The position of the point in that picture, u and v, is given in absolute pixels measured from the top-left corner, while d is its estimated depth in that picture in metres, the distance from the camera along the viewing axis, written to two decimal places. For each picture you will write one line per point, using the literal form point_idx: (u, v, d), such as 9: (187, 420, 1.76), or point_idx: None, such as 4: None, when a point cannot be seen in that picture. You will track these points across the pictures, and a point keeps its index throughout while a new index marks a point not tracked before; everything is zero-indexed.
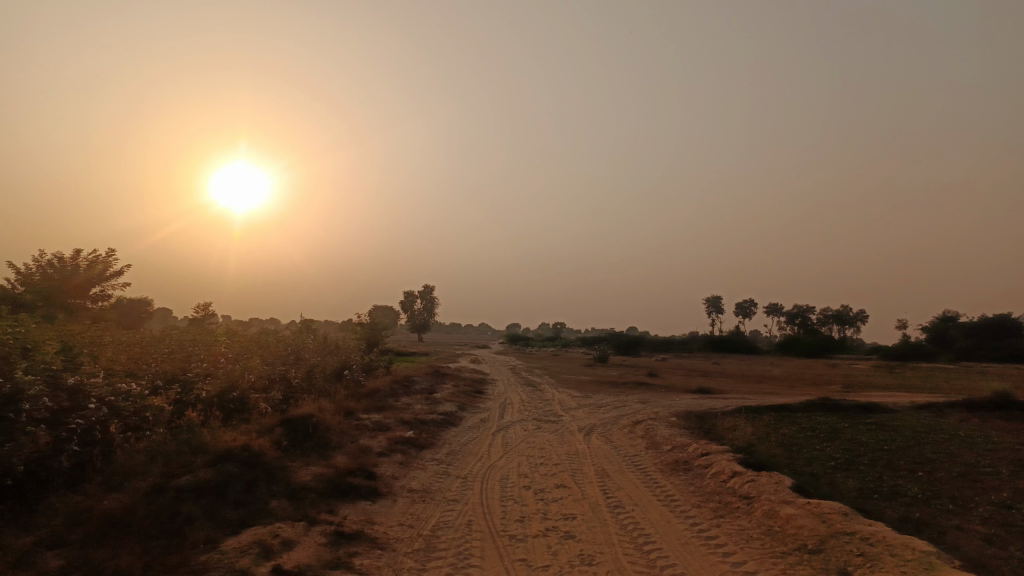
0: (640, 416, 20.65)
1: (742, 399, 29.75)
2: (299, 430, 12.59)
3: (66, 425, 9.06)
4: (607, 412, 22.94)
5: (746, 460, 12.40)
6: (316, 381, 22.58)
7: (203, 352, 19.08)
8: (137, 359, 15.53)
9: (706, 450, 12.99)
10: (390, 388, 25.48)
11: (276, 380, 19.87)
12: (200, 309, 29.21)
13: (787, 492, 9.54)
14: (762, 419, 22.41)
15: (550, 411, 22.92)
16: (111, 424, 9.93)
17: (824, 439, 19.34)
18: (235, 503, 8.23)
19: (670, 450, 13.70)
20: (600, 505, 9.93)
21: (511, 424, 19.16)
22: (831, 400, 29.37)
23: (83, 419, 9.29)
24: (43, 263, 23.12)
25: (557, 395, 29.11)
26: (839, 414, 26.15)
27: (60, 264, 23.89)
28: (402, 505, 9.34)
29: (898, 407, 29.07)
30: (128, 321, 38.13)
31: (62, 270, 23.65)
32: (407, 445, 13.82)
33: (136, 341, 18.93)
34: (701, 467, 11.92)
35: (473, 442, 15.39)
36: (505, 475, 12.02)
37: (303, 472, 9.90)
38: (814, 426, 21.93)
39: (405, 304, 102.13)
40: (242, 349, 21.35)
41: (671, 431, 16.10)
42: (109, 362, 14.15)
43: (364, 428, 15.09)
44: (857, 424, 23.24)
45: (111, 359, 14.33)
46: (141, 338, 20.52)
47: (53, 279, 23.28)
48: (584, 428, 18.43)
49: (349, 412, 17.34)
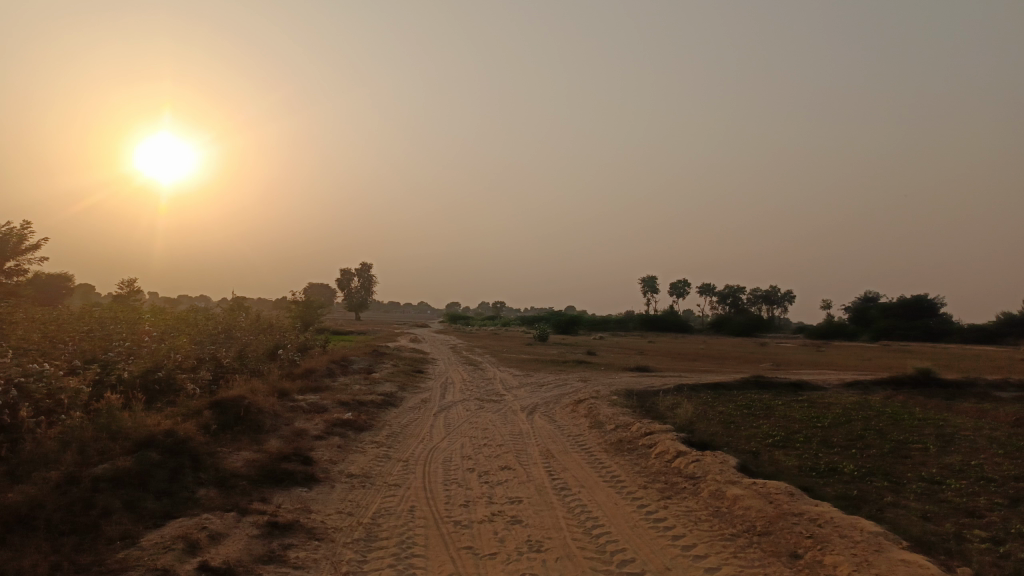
0: (582, 395, 20.61)
1: (679, 377, 30.21)
2: (229, 412, 11.96)
3: None
4: (549, 391, 22.87)
5: (689, 439, 12.40)
6: (249, 361, 21.73)
7: (126, 331, 18.04)
8: (52, 338, 14.52)
9: (650, 429, 12.95)
10: (327, 368, 24.78)
11: (205, 360, 19.00)
12: (124, 285, 27.80)
13: (732, 472, 9.52)
14: (700, 397, 22.72)
15: (491, 390, 22.69)
16: (20, 408, 9.14)
17: (761, 417, 19.71)
18: (158, 493, 7.64)
19: (613, 429, 13.63)
20: (546, 487, 9.72)
21: (452, 404, 18.82)
22: (764, 378, 30.08)
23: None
24: None
25: (497, 374, 28.96)
26: (773, 391, 26.80)
27: None
28: (341, 491, 8.92)
29: (827, 385, 30.01)
30: (45, 298, 36.13)
31: None
32: (345, 427, 13.34)
33: (52, 318, 17.74)
34: (646, 447, 11.85)
35: (414, 423, 15.00)
36: (448, 457, 11.70)
37: (233, 459, 9.34)
38: (750, 404, 22.35)
39: (342, 282, 100.30)
40: (168, 327, 20.31)
41: (613, 410, 16.06)
42: (20, 341, 13.14)
43: (299, 410, 14.51)
44: (790, 402, 23.85)
45: (22, 338, 13.33)
46: (57, 315, 19.25)
47: None
48: (526, 408, 18.26)
49: (284, 393, 16.69)
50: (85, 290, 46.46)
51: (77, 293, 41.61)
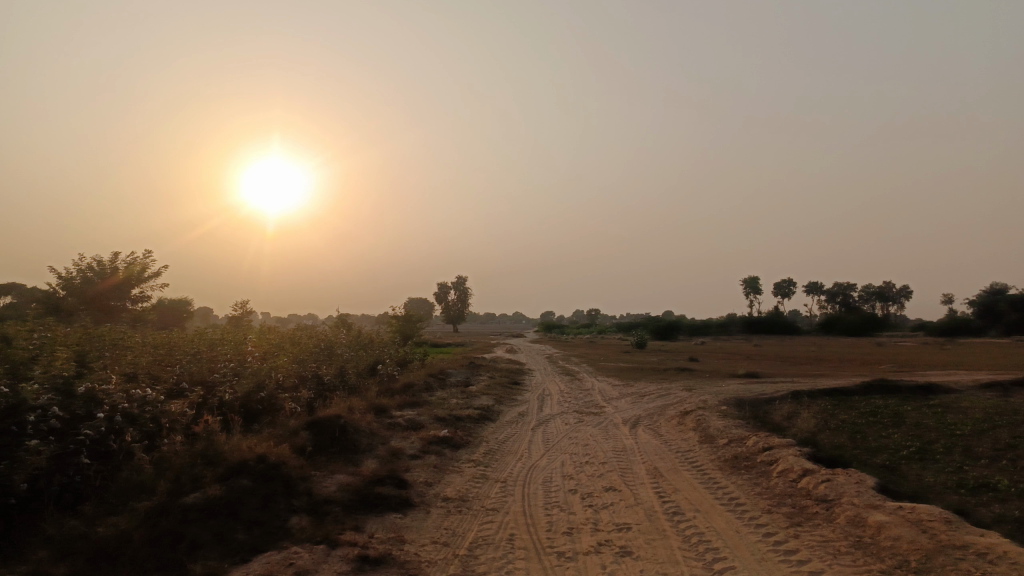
0: (688, 405, 19.47)
1: (793, 382, 28.38)
2: (325, 432, 11.75)
3: (74, 437, 8.37)
4: (652, 401, 21.80)
5: (814, 454, 11.20)
6: (349, 378, 21.85)
7: (232, 351, 18.43)
8: (162, 360, 14.90)
9: (768, 444, 11.83)
10: (424, 382, 24.66)
11: (306, 378, 19.17)
12: (237, 307, 28.85)
13: (871, 495, 8.39)
14: (818, 404, 21.04)
15: (591, 402, 21.81)
16: (124, 433, 9.21)
17: (890, 425, 17.94)
18: (249, 523, 7.37)
19: (726, 444, 12.58)
20: (657, 512, 8.87)
21: (551, 417, 18.10)
22: (886, 381, 27.71)
23: (90, 430, 8.55)
24: (83, 266, 22.85)
25: (597, 384, 28.07)
26: (899, 396, 24.62)
27: (100, 267, 23.58)
28: (436, 518, 8.41)
29: (961, 387, 27.32)
30: (167, 322, 38.20)
31: (102, 272, 23.34)
32: (441, 445, 12.92)
33: (166, 341, 18.36)
34: (765, 465, 10.76)
35: (513, 439, 14.43)
36: (548, 478, 11.02)
37: (326, 483, 9.01)
38: (875, 411, 20.49)
39: (440, 296, 101.97)
40: (272, 347, 20.67)
41: (725, 422, 14.91)
42: (131, 366, 13.48)
43: (396, 428, 14.22)
44: (921, 407, 21.76)
45: (133, 361, 13.71)
46: (171, 337, 19.94)
47: (92, 282, 23.01)
48: (629, 420, 17.33)
49: (381, 410, 16.52)
50: (204, 312, 48.97)
51: (196, 316, 43.86)
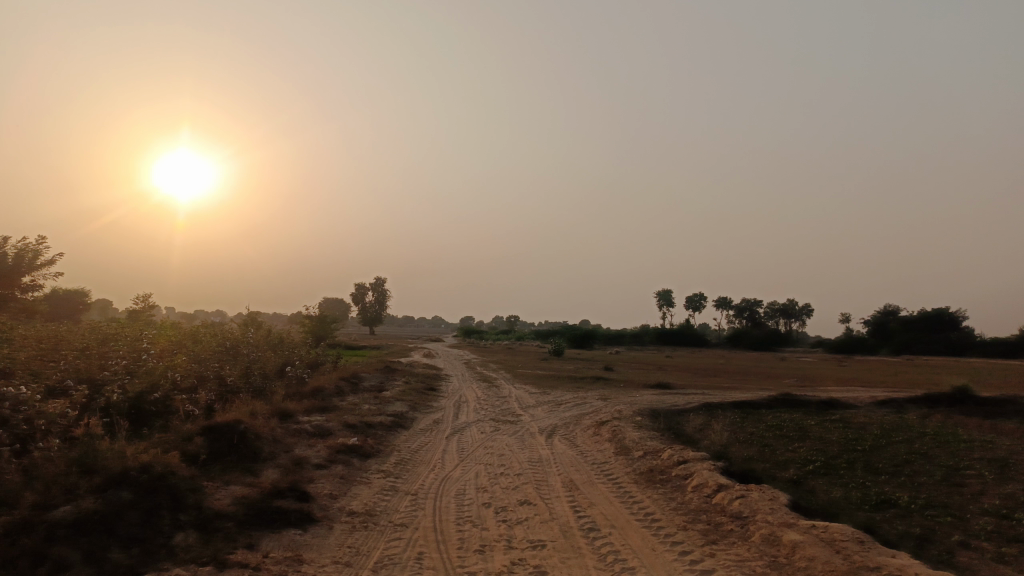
0: (604, 415, 19.42)
1: (703, 394, 28.96)
2: (222, 439, 10.94)
3: None
4: (567, 410, 21.69)
5: (727, 469, 11.22)
6: (255, 379, 20.78)
7: (126, 348, 17.15)
8: (44, 355, 13.63)
9: (683, 457, 11.80)
10: (335, 386, 23.78)
11: (207, 379, 18.04)
12: (138, 300, 27.13)
13: (785, 513, 8.38)
14: (728, 417, 21.45)
15: (507, 410, 21.52)
16: None
17: (795, 439, 18.41)
18: (128, 540, 6.61)
19: (641, 457, 12.48)
20: (573, 528, 8.59)
21: (466, 425, 17.66)
22: (791, 396, 28.66)
23: None
24: None
25: (513, 391, 27.85)
26: (803, 410, 25.49)
27: None
28: (339, 535, 7.84)
29: (859, 403, 28.52)
30: (60, 313, 35.65)
31: None
32: (349, 454, 12.28)
33: (52, 334, 16.90)
34: (680, 479, 10.69)
35: (425, 449, 13.91)
36: (461, 490, 10.59)
37: (220, 495, 8.29)
38: (781, 424, 21.05)
39: (356, 297, 99.89)
40: (172, 344, 19.40)
41: (640, 434, 14.86)
42: (7, 360, 12.23)
43: (302, 435, 13.47)
44: (823, 422, 22.53)
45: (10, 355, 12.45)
46: (59, 330, 18.39)
47: None
48: (545, 430, 17.10)
49: (287, 415, 15.68)
50: (102, 304, 46.07)
51: (94, 308, 41.17)
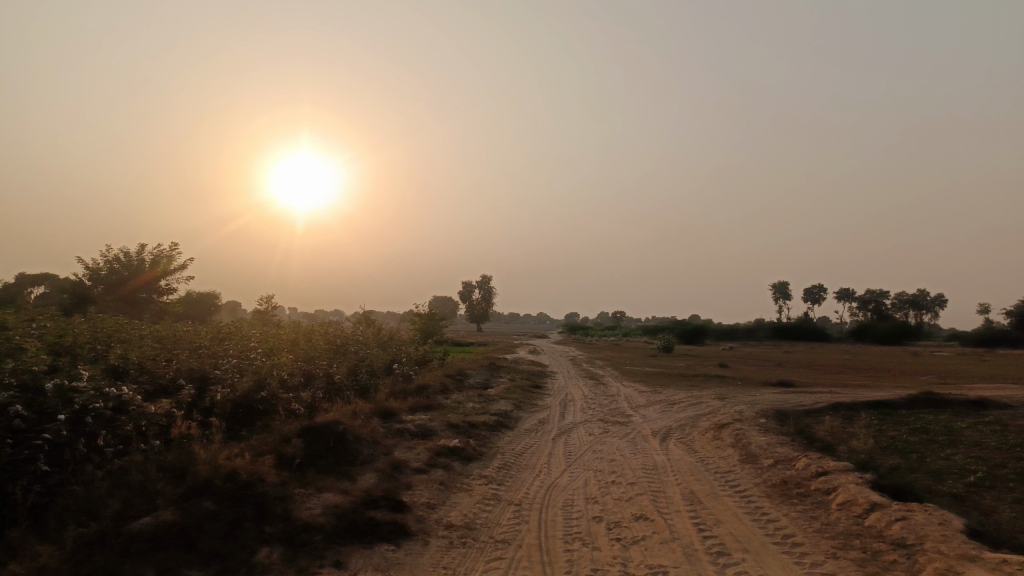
0: (723, 417, 17.93)
1: (832, 393, 26.63)
2: (319, 440, 10.51)
3: (30, 442, 7.22)
4: (682, 410, 20.30)
5: (877, 482, 9.68)
6: (362, 377, 20.68)
7: (238, 345, 17.34)
8: (160, 353, 13.84)
9: (822, 468, 10.35)
10: (441, 384, 23.43)
11: (314, 377, 18.00)
12: (259, 301, 27.99)
13: (963, 543, 6.90)
14: (864, 419, 19.37)
15: (617, 409, 20.35)
16: (95, 437, 8.08)
17: (947, 445, 16.25)
18: (207, 556, 6.12)
19: (772, 466, 11.10)
20: (698, 551, 7.45)
21: (574, 426, 16.71)
22: (934, 394, 25.85)
23: (49, 434, 7.39)
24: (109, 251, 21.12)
25: (623, 389, 26.64)
26: (949, 411, 22.82)
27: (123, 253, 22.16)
28: (435, 552, 7.10)
29: (1015, 402, 25.33)
30: (191, 315, 37.63)
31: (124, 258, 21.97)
32: (450, 457, 11.60)
33: (171, 333, 17.33)
34: (822, 494, 9.28)
35: (531, 452, 13.07)
36: (569, 501, 9.65)
37: (310, 503, 7.73)
38: (927, 427, 18.79)
39: (464, 295, 101.01)
40: (282, 341, 19.57)
41: (768, 439, 13.38)
42: (123, 360, 12.43)
43: (404, 436, 12.95)
44: (977, 424, 19.98)
45: (124, 354, 12.66)
46: (179, 329, 18.93)
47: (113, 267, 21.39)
48: (659, 432, 15.87)
49: (390, 414, 15.29)
50: (231, 306, 48.55)
51: (222, 310, 43.22)
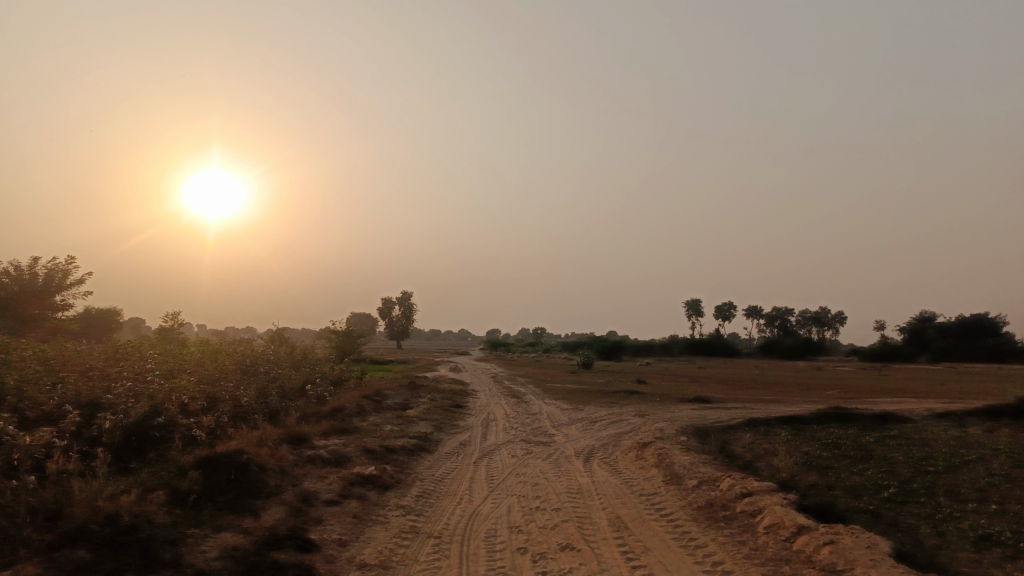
0: (645, 435, 17.86)
1: (746, 409, 27.17)
2: (220, 472, 9.63)
3: None
4: (604, 429, 20.16)
5: (801, 503, 9.63)
6: (272, 399, 19.58)
7: (134, 368, 16.04)
8: (43, 375, 12.55)
9: (747, 489, 10.25)
10: (357, 405, 22.50)
11: (220, 402, 16.87)
12: (166, 319, 26.30)
13: (892, 567, 6.79)
14: (778, 434, 19.73)
15: (539, 429, 20.00)
16: None
17: (857, 460, 16.65)
18: None
19: (696, 488, 10.95)
20: None
21: (495, 448, 16.25)
22: (841, 409, 26.76)
23: None
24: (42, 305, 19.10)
25: (544, 408, 26.36)
26: (856, 425, 23.60)
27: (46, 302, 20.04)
28: None
29: (915, 416, 26.50)
30: (90, 332, 35.19)
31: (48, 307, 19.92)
32: (366, 486, 10.91)
33: (59, 353, 15.88)
34: (748, 517, 9.13)
35: (451, 478, 12.51)
36: (492, 531, 9.14)
37: (204, 546, 6.94)
38: (838, 442, 19.29)
39: (383, 312, 99.15)
40: (186, 362, 18.29)
41: (691, 459, 13.28)
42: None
43: (315, 465, 12.15)
44: (883, 438, 20.68)
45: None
46: (70, 349, 17.41)
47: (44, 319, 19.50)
48: (581, 453, 15.60)
49: (301, 439, 14.42)
50: (135, 323, 45.83)
51: (125, 326, 40.68)
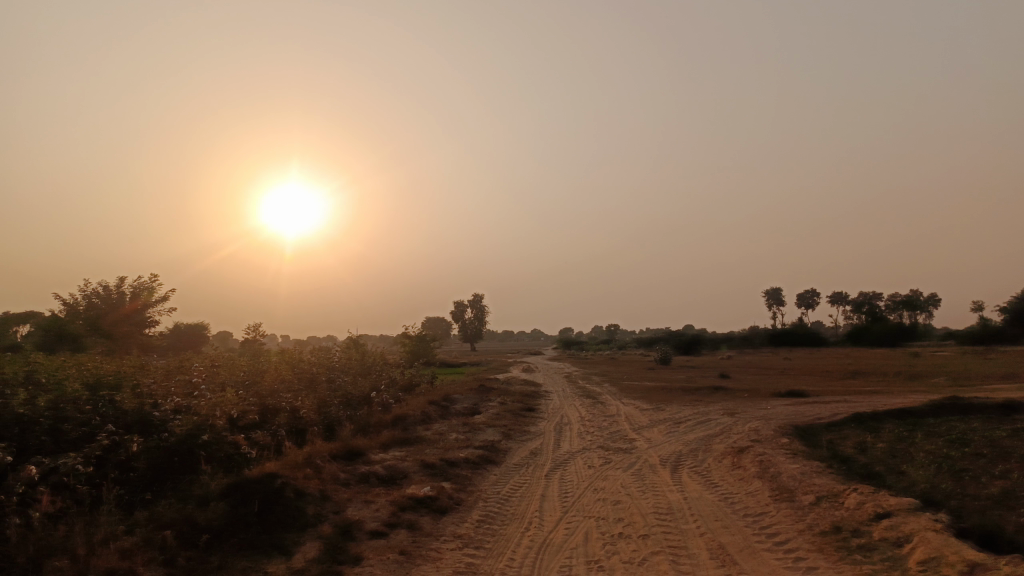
0: (739, 438, 15.83)
1: (847, 402, 24.50)
2: (248, 502, 8.31)
3: None
4: (690, 430, 18.20)
5: (957, 528, 7.58)
6: (332, 408, 18.48)
7: (189, 382, 15.11)
8: (91, 385, 11.56)
9: (883, 508, 8.22)
10: (422, 412, 21.20)
11: (277, 415, 15.82)
12: (247, 330, 25.73)
13: None
14: (891, 432, 17.24)
15: (618, 434, 18.16)
16: None
17: (996, 460, 14.10)
18: None
19: (816, 507, 8.97)
20: None
21: (569, 457, 14.58)
22: (958, 399, 23.72)
23: None
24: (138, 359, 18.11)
25: (623, 409, 24.44)
26: (980, 417, 20.70)
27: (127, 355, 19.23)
28: None
29: None
30: (175, 345, 35.44)
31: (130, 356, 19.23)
32: (419, 511, 9.41)
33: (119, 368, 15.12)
34: (893, 548, 7.16)
35: (519, 496, 10.88)
36: (566, 569, 7.42)
37: None
38: (965, 438, 16.73)
39: (456, 315, 98.93)
40: (246, 371, 17.35)
41: (801, 467, 11.26)
42: (31, 405, 10.19)
43: (364, 485, 10.78)
44: (1016, 432, 17.85)
45: (32, 399, 10.39)
46: (136, 364, 16.72)
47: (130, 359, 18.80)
48: (667, 461, 13.74)
49: (355, 454, 13.09)
50: (221, 335, 46.51)
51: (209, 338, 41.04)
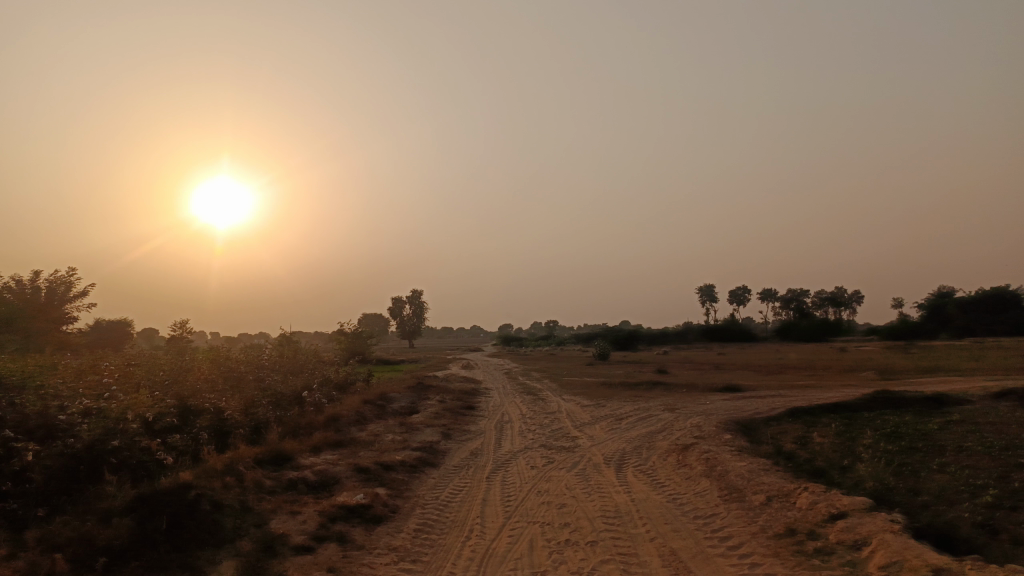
0: (683, 434, 15.61)
1: (783, 397, 24.73)
2: (157, 516, 7.46)
3: None
4: (632, 427, 17.94)
5: (912, 528, 7.36)
6: (261, 409, 17.47)
7: (102, 382, 13.91)
8: None
9: (837, 509, 7.96)
10: (357, 412, 20.33)
11: (199, 417, 14.74)
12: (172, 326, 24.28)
13: None
14: (829, 426, 17.32)
15: (560, 431, 17.75)
16: None
17: (931, 452, 14.25)
18: None
19: (767, 508, 8.67)
20: None
21: (511, 457, 14.05)
22: (888, 392, 24.25)
23: None
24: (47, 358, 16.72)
25: (564, 406, 24.07)
26: (910, 411, 21.13)
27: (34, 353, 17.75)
28: None
29: (970, 397, 23.92)
30: (94, 342, 33.42)
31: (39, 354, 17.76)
32: (351, 522, 8.69)
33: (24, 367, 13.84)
34: (851, 551, 6.87)
35: (459, 501, 10.27)
36: None
37: None
38: (899, 432, 16.92)
39: (393, 312, 97.35)
40: (166, 369, 16.16)
41: (748, 464, 11.01)
42: None
43: (291, 493, 9.98)
44: (946, 425, 18.20)
45: None
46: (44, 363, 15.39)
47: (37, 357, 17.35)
48: (612, 460, 13.35)
49: (282, 458, 12.23)
50: (146, 332, 44.28)
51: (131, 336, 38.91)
